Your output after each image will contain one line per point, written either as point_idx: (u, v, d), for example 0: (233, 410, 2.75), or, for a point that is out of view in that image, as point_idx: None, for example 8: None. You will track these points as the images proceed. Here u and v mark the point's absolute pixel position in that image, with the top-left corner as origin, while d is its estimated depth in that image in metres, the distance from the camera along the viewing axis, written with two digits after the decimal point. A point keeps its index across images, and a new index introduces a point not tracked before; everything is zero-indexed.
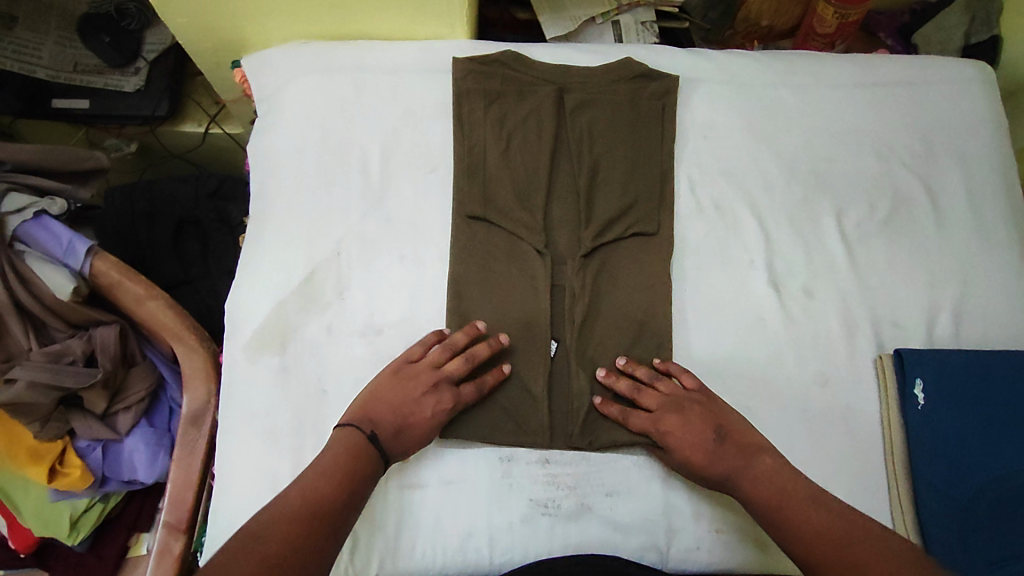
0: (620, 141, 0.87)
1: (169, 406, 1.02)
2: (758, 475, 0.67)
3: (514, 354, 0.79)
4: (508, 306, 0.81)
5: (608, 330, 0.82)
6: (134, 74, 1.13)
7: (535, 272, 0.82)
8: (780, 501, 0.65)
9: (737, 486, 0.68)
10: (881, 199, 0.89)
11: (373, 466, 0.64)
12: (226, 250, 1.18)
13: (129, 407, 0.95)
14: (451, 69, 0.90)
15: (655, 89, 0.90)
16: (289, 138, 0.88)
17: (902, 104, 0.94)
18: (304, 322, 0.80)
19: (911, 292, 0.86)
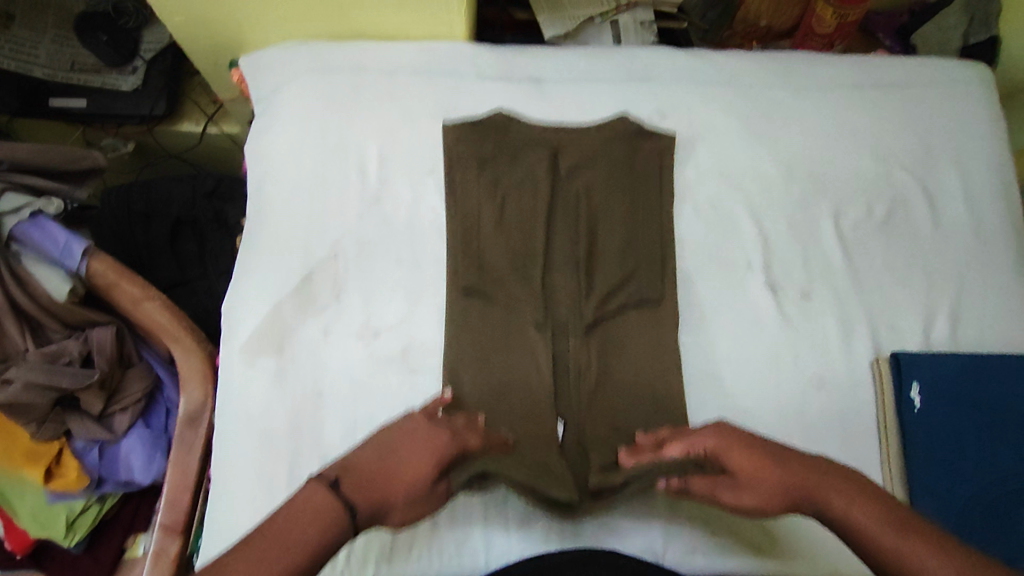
0: (616, 202, 0.86)
1: (166, 407, 1.02)
2: (838, 479, 0.54)
3: (523, 393, 0.78)
4: (509, 385, 0.78)
5: (617, 406, 0.79)
6: (132, 73, 1.13)
7: (536, 347, 0.80)
8: (867, 514, 0.51)
9: (818, 499, 0.54)
10: (879, 201, 0.89)
11: (324, 535, 0.49)
12: (225, 250, 1.17)
13: (126, 408, 0.95)
14: (440, 135, 0.88)
15: (652, 148, 0.88)
16: (288, 140, 0.87)
17: (901, 106, 0.94)
18: (302, 325, 0.80)
19: (910, 295, 0.86)
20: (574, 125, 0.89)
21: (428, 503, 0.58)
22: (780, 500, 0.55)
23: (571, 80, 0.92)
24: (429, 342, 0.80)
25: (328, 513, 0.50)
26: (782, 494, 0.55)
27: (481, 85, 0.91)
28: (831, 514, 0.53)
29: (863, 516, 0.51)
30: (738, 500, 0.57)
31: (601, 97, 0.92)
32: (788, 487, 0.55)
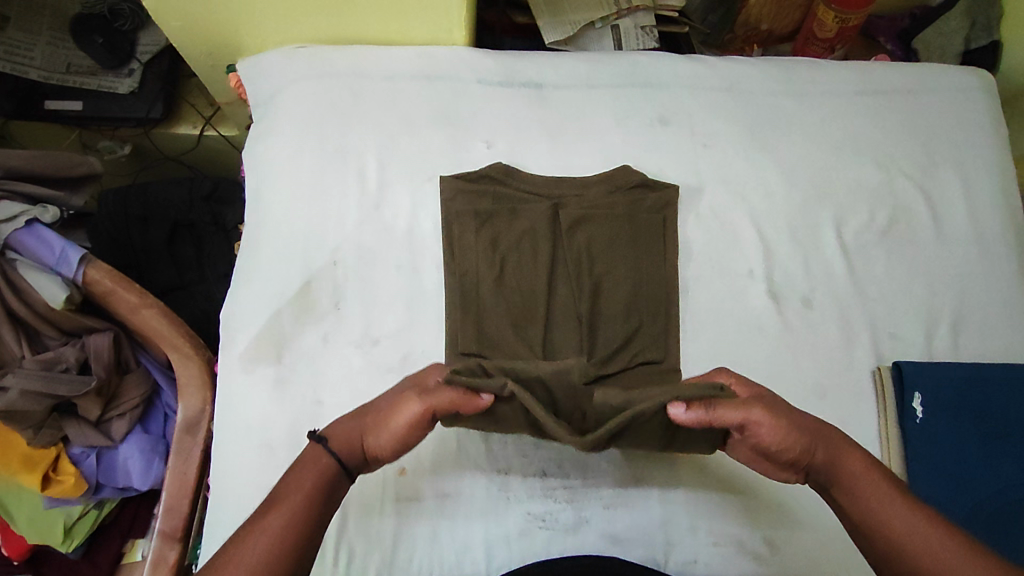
0: (618, 252, 0.84)
1: (164, 411, 1.02)
2: (850, 446, 0.58)
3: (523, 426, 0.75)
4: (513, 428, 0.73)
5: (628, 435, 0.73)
6: (128, 75, 1.12)
7: None
8: (875, 482, 0.55)
9: (830, 462, 0.57)
10: (880, 209, 0.89)
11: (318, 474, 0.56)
12: (223, 254, 1.17)
13: (123, 414, 0.96)
14: (438, 186, 0.86)
15: (655, 201, 0.86)
16: (287, 148, 0.87)
17: (903, 113, 0.93)
18: (300, 334, 0.79)
19: (912, 304, 0.85)
20: (576, 175, 0.87)
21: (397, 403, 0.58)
22: (801, 448, 0.57)
23: (572, 85, 0.92)
24: (428, 350, 0.80)
25: (319, 460, 0.57)
26: (806, 441, 0.57)
27: (482, 91, 0.91)
28: (838, 472, 0.57)
29: (874, 482, 0.56)
30: (764, 430, 0.57)
31: (601, 104, 0.91)
32: (815, 438, 0.57)
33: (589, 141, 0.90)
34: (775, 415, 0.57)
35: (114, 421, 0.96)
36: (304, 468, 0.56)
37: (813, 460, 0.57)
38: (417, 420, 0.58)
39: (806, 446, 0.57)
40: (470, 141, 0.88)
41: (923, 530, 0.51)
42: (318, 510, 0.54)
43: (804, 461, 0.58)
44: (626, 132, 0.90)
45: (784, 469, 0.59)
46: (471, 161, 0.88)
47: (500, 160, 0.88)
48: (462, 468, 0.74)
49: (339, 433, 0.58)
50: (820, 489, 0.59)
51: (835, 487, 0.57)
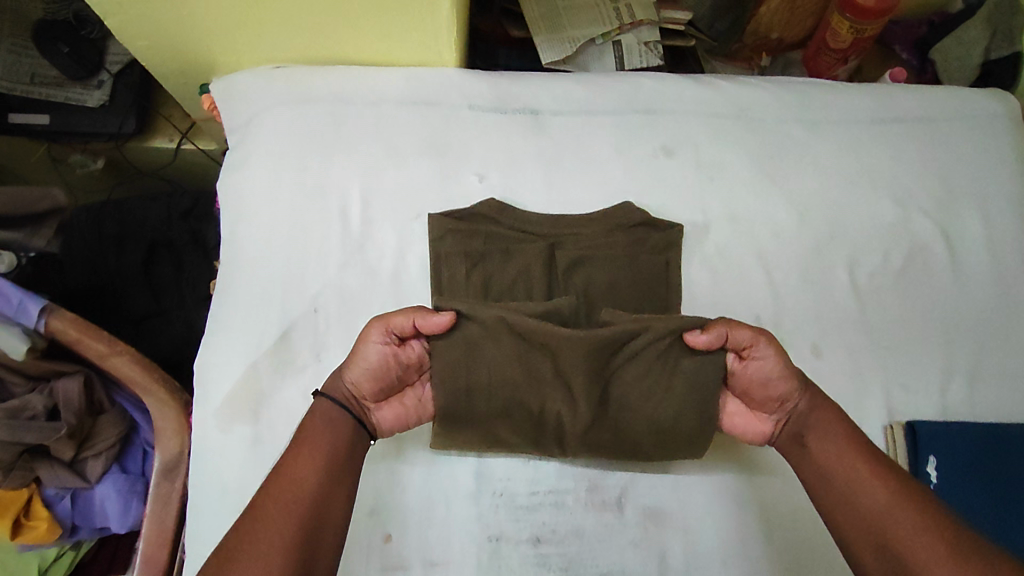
0: (618, 299, 0.79)
1: (142, 448, 0.99)
2: (831, 404, 0.64)
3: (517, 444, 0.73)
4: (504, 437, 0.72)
5: (613, 439, 0.72)
6: (98, 87, 1.05)
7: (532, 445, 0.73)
8: (843, 440, 0.61)
9: (809, 413, 0.64)
10: (895, 250, 0.84)
11: (328, 425, 0.61)
12: (202, 276, 1.15)
13: (99, 455, 0.92)
14: (427, 225, 0.80)
15: (658, 241, 0.80)
16: (264, 179, 0.81)
17: (921, 142, 0.88)
18: (279, 388, 0.75)
19: (925, 355, 0.81)
20: (574, 213, 0.82)
21: (359, 341, 0.64)
22: (788, 389, 0.64)
23: (571, 112, 0.86)
24: None
25: (329, 411, 0.62)
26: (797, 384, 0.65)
27: (475, 120, 0.85)
28: (812, 423, 0.63)
29: (840, 438, 0.61)
30: (766, 358, 0.65)
31: (602, 133, 0.86)
32: (806, 387, 0.64)
33: (587, 176, 0.84)
34: (780, 349, 0.64)
35: (89, 460, 0.92)
36: (317, 419, 0.61)
37: (794, 404, 0.65)
38: (383, 347, 0.64)
39: (796, 388, 0.64)
40: (463, 173, 0.83)
41: (873, 484, 0.57)
42: (338, 448, 0.60)
43: (788, 403, 0.65)
44: (628, 165, 0.84)
45: (767, 409, 0.67)
46: (463, 196, 0.82)
47: (494, 195, 0.82)
48: (452, 533, 0.72)
49: (331, 387, 0.64)
50: (791, 437, 0.65)
51: (809, 435, 0.63)
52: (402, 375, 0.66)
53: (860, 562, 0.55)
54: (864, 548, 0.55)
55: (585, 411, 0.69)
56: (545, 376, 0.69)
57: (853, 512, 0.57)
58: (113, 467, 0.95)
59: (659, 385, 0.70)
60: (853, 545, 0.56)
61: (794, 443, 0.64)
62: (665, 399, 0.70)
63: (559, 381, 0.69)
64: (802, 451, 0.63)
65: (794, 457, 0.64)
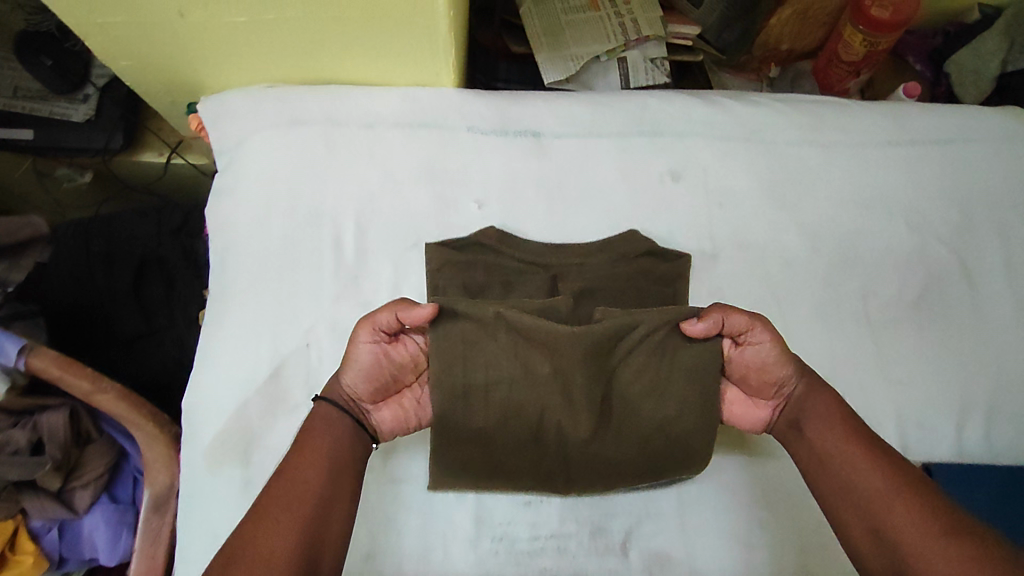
0: None
1: (133, 476, 0.96)
2: (826, 389, 0.64)
3: (519, 457, 0.69)
4: (505, 450, 0.69)
5: (617, 445, 0.69)
6: (83, 101, 1.01)
7: (535, 461, 0.70)
8: (837, 422, 0.61)
9: (805, 399, 0.64)
10: (911, 280, 0.81)
11: (326, 426, 0.61)
12: (194, 294, 1.13)
13: (87, 485, 0.89)
14: (424, 255, 0.77)
15: (665, 272, 0.77)
16: (254, 207, 0.78)
17: (939, 166, 0.85)
18: (270, 429, 0.72)
19: (943, 392, 0.78)
20: (578, 242, 0.79)
21: (350, 343, 0.63)
22: (785, 373, 0.65)
23: (575, 134, 0.82)
24: (411, 447, 0.73)
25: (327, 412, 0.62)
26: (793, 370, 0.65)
27: (475, 143, 0.81)
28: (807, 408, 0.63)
29: (835, 421, 0.61)
30: (762, 342, 0.65)
31: (608, 156, 0.82)
32: (802, 372, 0.65)
33: (591, 202, 0.80)
34: (776, 336, 0.65)
35: (76, 490, 0.89)
36: (316, 421, 0.61)
37: (790, 390, 0.65)
38: (371, 347, 0.63)
39: (791, 372, 0.65)
40: (461, 201, 0.79)
41: (866, 466, 0.57)
42: (338, 450, 0.60)
43: (785, 388, 0.66)
44: (633, 192, 0.81)
45: (764, 395, 0.67)
46: (461, 225, 0.78)
47: (494, 224, 0.79)
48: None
49: (330, 389, 0.64)
50: (788, 424, 0.65)
51: (805, 419, 0.63)
52: (396, 373, 0.65)
53: (854, 547, 0.55)
54: (859, 531, 0.55)
55: (586, 414, 0.67)
56: (543, 379, 0.67)
57: (845, 489, 0.57)
58: (102, 496, 0.92)
59: (659, 381, 0.69)
60: (846, 523, 0.56)
61: (789, 429, 0.64)
62: (665, 395, 0.69)
63: (558, 382, 0.67)
64: (799, 437, 0.63)
65: (789, 444, 0.64)
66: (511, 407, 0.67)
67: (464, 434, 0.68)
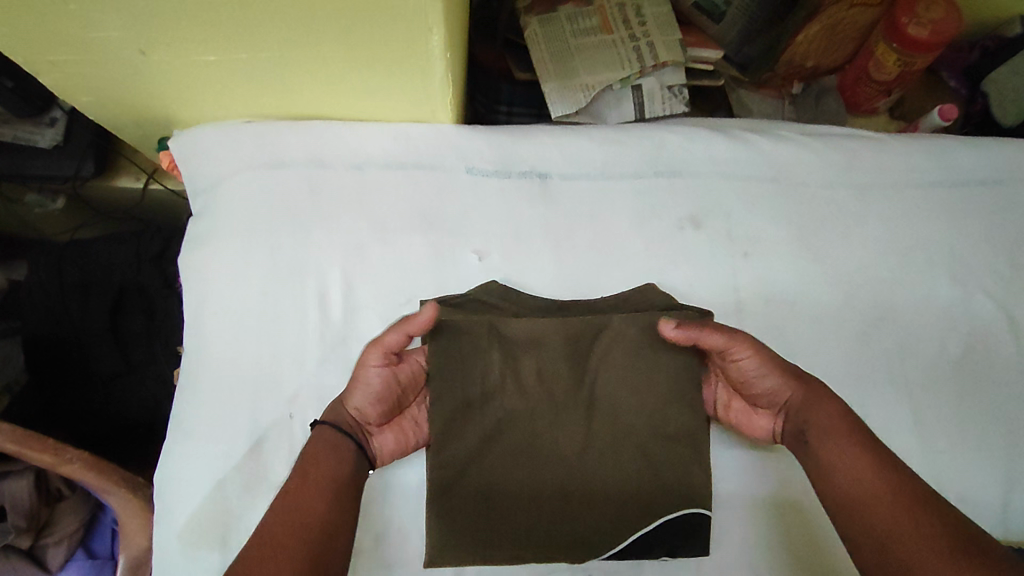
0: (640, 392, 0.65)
1: (112, 527, 0.88)
2: (829, 397, 0.57)
3: (519, 495, 0.64)
4: (505, 490, 0.64)
5: (613, 472, 0.64)
6: (49, 125, 0.92)
7: (536, 501, 0.64)
8: (839, 428, 0.54)
9: (806, 406, 0.57)
10: (951, 336, 0.75)
11: (336, 448, 0.58)
12: (173, 323, 1.04)
13: (60, 541, 0.83)
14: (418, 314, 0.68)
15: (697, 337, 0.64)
16: (231, 257, 0.71)
17: (980, 210, 0.78)
18: (249, 508, 0.66)
19: (983, 463, 0.71)
20: (590, 295, 0.72)
21: (359, 366, 0.62)
22: (775, 383, 0.59)
23: (585, 176, 0.75)
24: (405, 526, 0.67)
25: (334, 437, 0.58)
26: (785, 376, 0.59)
27: (474, 187, 0.74)
28: (808, 420, 0.57)
29: (836, 428, 0.54)
30: (745, 356, 0.59)
31: (621, 201, 0.75)
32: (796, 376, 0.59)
33: (602, 252, 0.73)
34: (755, 343, 0.59)
35: (48, 547, 0.83)
36: (323, 445, 0.57)
37: (788, 397, 0.59)
38: (376, 364, 0.61)
39: (784, 383, 0.59)
40: (459, 251, 0.72)
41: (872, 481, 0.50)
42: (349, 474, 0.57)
43: (780, 397, 0.59)
44: (649, 239, 0.74)
45: (763, 405, 0.62)
46: (459, 279, 0.71)
47: (495, 278, 0.72)
48: None
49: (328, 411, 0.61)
50: (793, 434, 0.58)
51: (807, 431, 0.56)
52: (401, 396, 0.63)
53: None
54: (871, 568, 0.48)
55: (577, 421, 0.64)
56: (530, 387, 0.65)
57: (853, 517, 0.50)
58: (78, 552, 0.85)
59: (653, 397, 0.65)
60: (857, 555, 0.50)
61: (794, 440, 0.58)
62: (655, 402, 0.64)
63: (548, 389, 0.65)
64: (805, 450, 0.56)
65: (798, 457, 0.57)
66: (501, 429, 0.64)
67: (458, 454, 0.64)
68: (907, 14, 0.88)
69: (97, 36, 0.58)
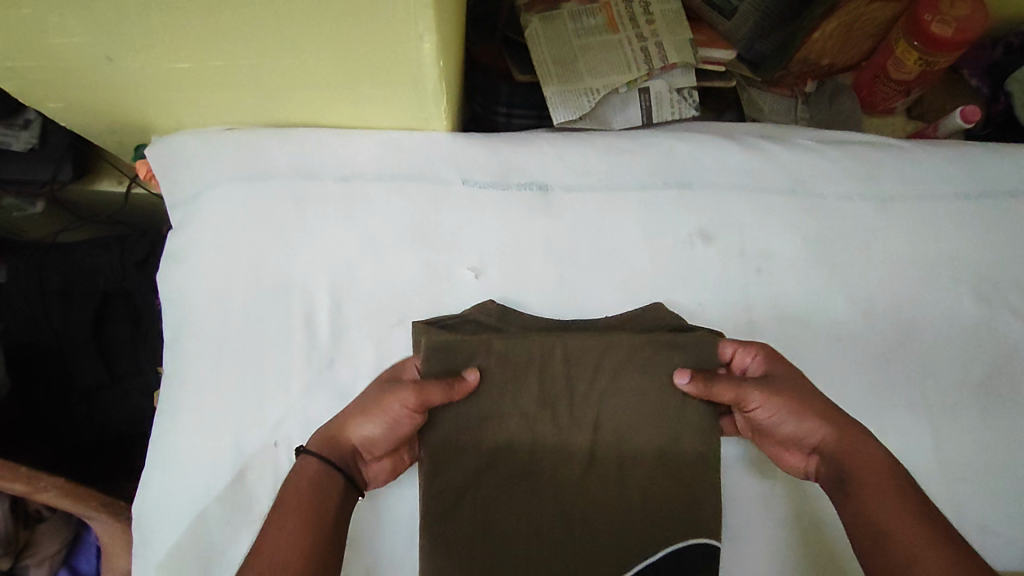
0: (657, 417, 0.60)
1: (97, 545, 0.85)
2: (866, 445, 0.53)
3: (521, 524, 0.59)
4: (504, 517, 0.59)
5: (618, 501, 0.60)
6: (23, 127, 0.86)
7: (537, 529, 0.59)
8: (881, 470, 0.51)
9: (840, 453, 0.53)
10: (976, 357, 0.70)
11: (314, 481, 0.53)
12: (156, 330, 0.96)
13: (42, 562, 0.80)
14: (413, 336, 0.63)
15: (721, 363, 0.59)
16: (212, 275, 0.66)
17: (1006, 222, 0.74)
18: (232, 542, 0.62)
19: (1010, 494, 0.66)
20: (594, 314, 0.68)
21: (384, 409, 0.55)
22: (803, 428, 0.55)
23: (588, 187, 0.70)
24: (399, 558, 0.63)
25: (314, 470, 0.54)
26: (816, 419, 0.55)
27: (471, 200, 0.69)
28: (845, 469, 0.53)
29: (877, 469, 0.51)
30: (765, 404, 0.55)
31: (627, 214, 0.70)
32: (829, 414, 0.55)
33: (606, 269, 0.69)
34: (769, 386, 0.55)
35: (29, 568, 0.79)
36: (300, 480, 0.53)
37: (818, 440, 0.55)
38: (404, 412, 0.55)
39: (812, 428, 0.55)
40: (453, 269, 0.68)
41: (910, 524, 0.48)
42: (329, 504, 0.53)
43: (809, 441, 0.55)
44: (656, 256, 0.69)
45: (790, 446, 0.58)
46: (455, 298, 0.67)
47: (491, 297, 0.67)
48: None
49: (314, 441, 0.56)
50: (830, 480, 0.54)
51: (845, 480, 0.52)
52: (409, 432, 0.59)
53: None
54: None
55: (580, 443, 0.59)
56: (531, 404, 0.59)
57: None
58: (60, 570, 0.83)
59: (665, 422, 0.60)
60: None
61: (832, 485, 0.54)
62: (662, 416, 0.59)
63: (551, 409, 0.59)
64: (844, 501, 0.52)
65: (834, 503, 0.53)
66: (500, 455, 0.59)
67: (454, 473, 0.58)
68: (930, 11, 0.82)
69: (58, 41, 0.53)
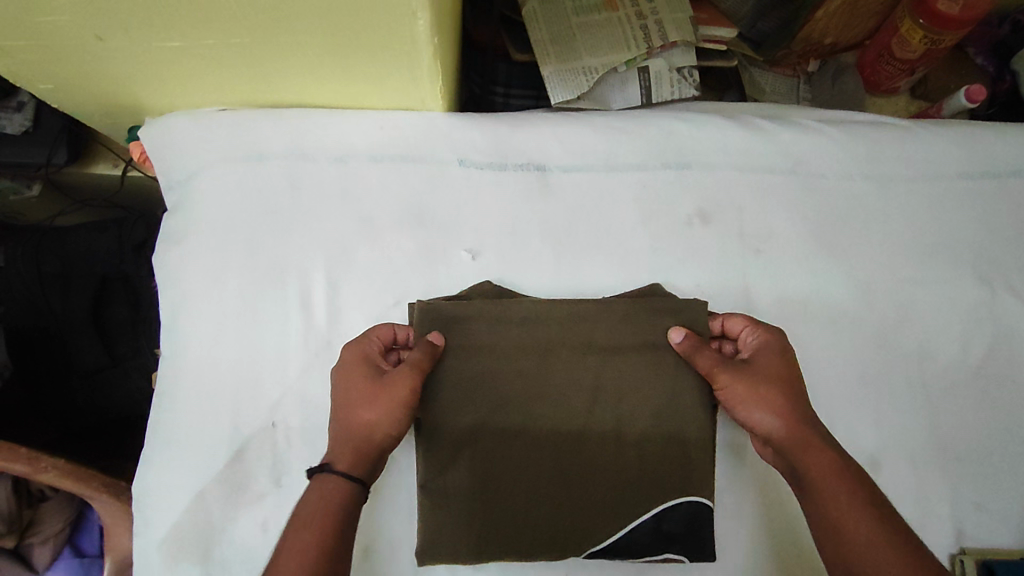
0: (650, 390, 0.61)
1: (99, 524, 0.84)
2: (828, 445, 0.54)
3: (511, 488, 0.60)
4: (496, 480, 0.60)
5: (609, 471, 0.60)
6: (17, 109, 0.86)
7: (524, 493, 0.60)
8: (831, 472, 0.53)
9: (799, 449, 0.54)
10: (976, 337, 0.70)
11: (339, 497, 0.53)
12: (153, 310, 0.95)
13: (46, 542, 0.79)
14: (409, 316, 0.63)
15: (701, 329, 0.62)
16: (209, 256, 0.66)
17: (1008, 203, 0.73)
18: (231, 521, 0.62)
19: (1010, 474, 0.66)
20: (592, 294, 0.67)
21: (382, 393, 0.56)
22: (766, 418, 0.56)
23: (585, 168, 0.70)
24: (397, 540, 0.62)
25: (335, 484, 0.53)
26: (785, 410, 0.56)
27: (467, 179, 0.69)
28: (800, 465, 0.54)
29: (826, 470, 0.53)
30: (733, 386, 0.57)
31: (626, 195, 0.70)
32: (795, 407, 0.56)
33: (603, 250, 0.68)
34: (742, 371, 0.57)
35: (34, 547, 0.79)
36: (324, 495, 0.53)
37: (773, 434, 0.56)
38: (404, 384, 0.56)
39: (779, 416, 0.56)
40: (449, 250, 0.67)
41: (858, 528, 0.50)
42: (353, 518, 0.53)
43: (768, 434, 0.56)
44: (655, 236, 0.69)
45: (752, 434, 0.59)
46: (452, 280, 0.67)
47: (487, 278, 0.67)
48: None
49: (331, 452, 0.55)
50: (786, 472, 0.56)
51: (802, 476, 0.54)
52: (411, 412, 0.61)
53: None
54: None
55: (575, 411, 0.60)
56: (534, 370, 0.61)
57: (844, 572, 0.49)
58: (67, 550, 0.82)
59: (657, 390, 0.61)
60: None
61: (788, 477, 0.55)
62: (664, 374, 0.61)
63: (552, 367, 0.61)
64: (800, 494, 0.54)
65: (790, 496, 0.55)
66: (491, 425, 0.60)
67: (450, 437, 0.60)
68: None
69: (47, 20, 0.52)
